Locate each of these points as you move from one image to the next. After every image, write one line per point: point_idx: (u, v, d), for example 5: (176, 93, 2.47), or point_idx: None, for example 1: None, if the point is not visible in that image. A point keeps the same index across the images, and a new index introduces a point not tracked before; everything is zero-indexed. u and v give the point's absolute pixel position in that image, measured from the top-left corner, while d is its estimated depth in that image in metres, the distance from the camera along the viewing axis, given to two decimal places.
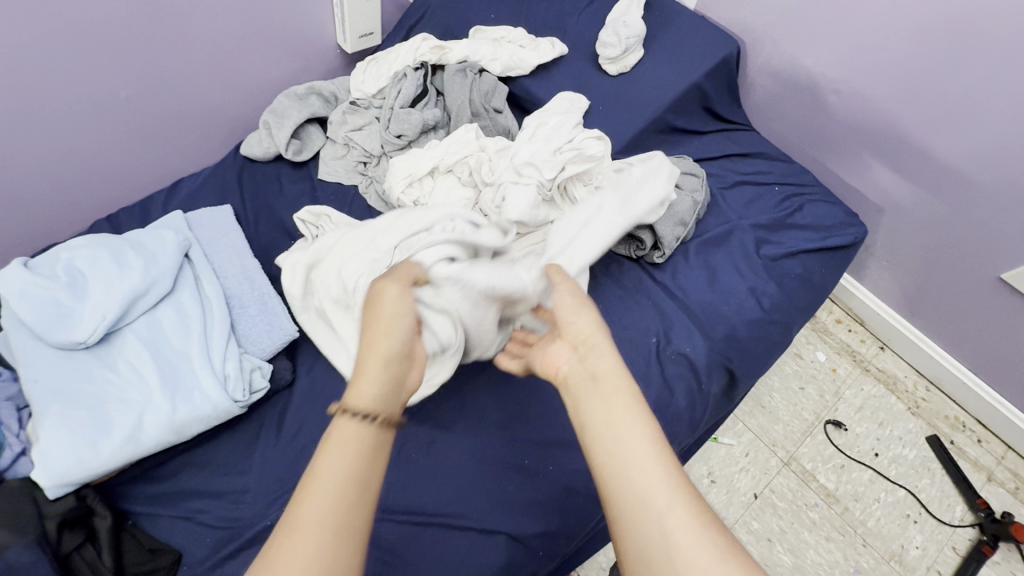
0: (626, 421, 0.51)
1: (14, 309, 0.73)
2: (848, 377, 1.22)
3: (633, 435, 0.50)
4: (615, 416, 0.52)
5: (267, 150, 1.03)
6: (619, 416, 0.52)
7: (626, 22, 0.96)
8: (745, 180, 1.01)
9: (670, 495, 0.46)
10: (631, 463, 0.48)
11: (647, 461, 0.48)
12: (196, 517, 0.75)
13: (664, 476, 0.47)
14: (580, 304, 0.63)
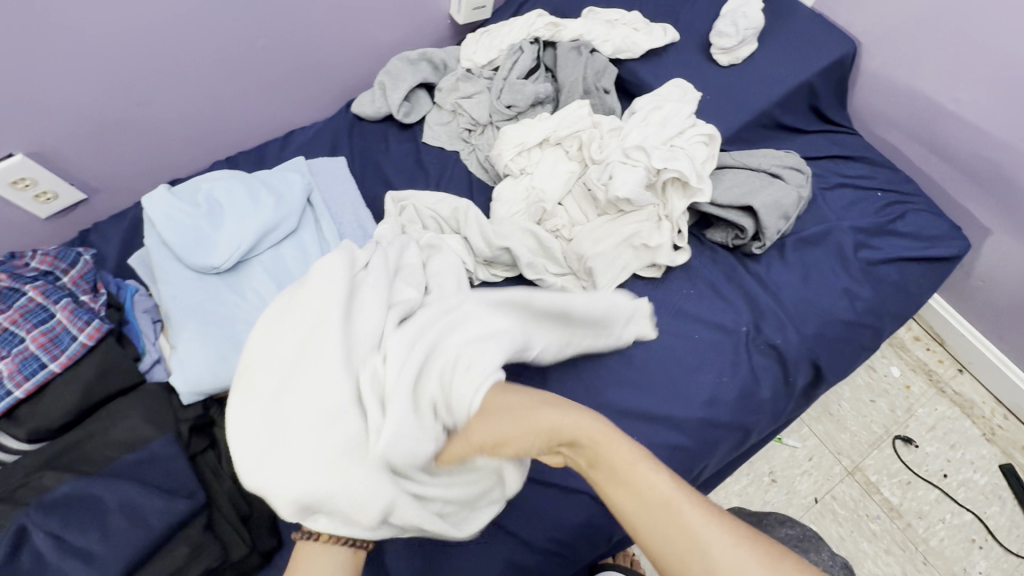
0: (637, 491, 0.44)
1: (159, 232, 0.80)
2: (921, 395, 1.20)
3: (651, 503, 0.43)
4: (638, 492, 0.43)
5: (378, 110, 1.07)
6: (627, 488, 0.44)
7: (746, 13, 0.97)
8: (847, 182, 1.00)
9: (737, 557, 0.39)
10: (677, 539, 0.41)
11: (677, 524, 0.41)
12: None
13: (717, 539, 0.40)
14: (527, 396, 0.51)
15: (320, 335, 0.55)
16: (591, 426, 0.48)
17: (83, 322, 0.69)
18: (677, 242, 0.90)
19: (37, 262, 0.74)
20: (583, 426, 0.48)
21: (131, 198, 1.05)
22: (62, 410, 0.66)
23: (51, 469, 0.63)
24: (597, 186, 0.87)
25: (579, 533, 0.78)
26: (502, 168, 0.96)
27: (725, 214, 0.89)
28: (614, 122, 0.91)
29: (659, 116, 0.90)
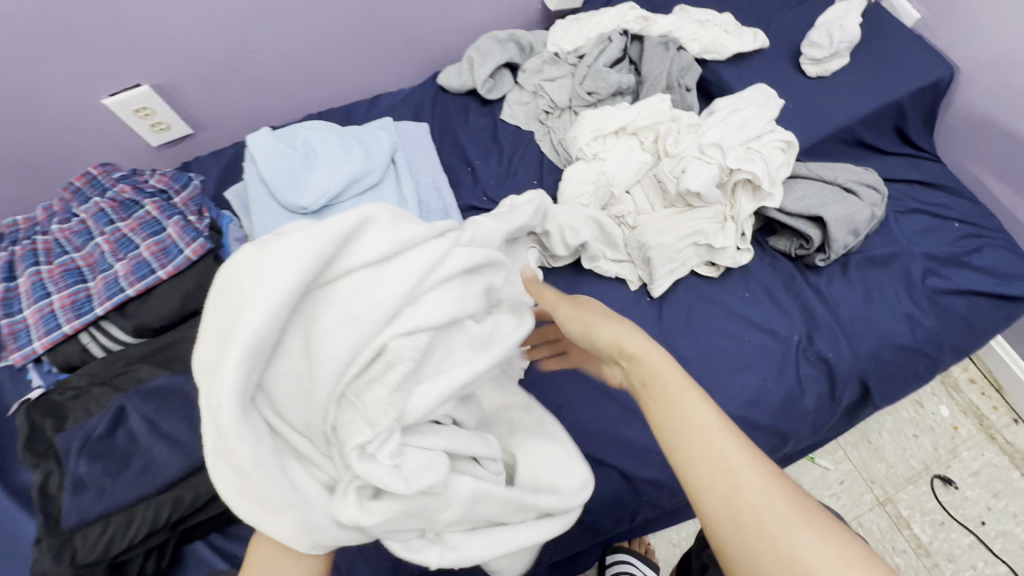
0: (686, 418, 0.50)
1: (259, 170, 0.88)
2: (968, 439, 1.16)
3: (700, 431, 0.49)
4: (684, 409, 0.50)
5: (462, 84, 1.12)
6: (679, 415, 0.50)
7: (842, 25, 0.96)
8: (924, 208, 0.98)
9: (756, 478, 0.46)
10: (711, 448, 0.48)
11: (719, 455, 0.47)
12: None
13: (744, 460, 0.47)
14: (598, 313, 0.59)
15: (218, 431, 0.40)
16: (652, 357, 0.54)
17: (189, 239, 0.77)
18: (740, 244, 0.92)
19: (155, 180, 0.82)
20: (642, 353, 0.55)
21: (229, 140, 1.14)
22: (163, 312, 0.74)
23: (146, 363, 0.72)
24: (668, 179, 0.90)
25: (605, 506, 0.81)
26: (575, 151, 0.98)
27: (794, 222, 0.89)
28: (693, 118, 0.93)
29: (741, 117, 0.91)
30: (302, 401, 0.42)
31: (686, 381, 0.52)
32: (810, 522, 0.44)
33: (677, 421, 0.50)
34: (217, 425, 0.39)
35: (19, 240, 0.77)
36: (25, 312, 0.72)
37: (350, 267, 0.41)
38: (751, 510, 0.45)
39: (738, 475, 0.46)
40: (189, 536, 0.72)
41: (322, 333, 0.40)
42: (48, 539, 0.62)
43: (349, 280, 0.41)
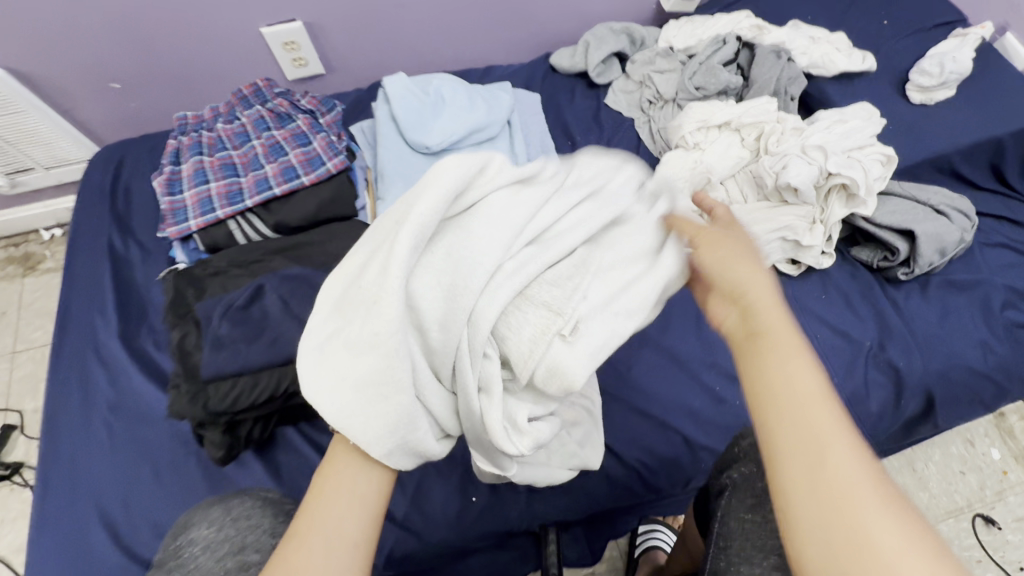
0: (792, 377, 0.41)
1: (392, 108, 0.96)
2: (1017, 484, 1.16)
3: (801, 395, 0.40)
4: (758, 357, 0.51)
5: (574, 65, 1.19)
6: (785, 371, 0.41)
7: (955, 57, 1.00)
8: (1011, 244, 1.00)
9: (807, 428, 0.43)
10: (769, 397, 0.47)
11: (818, 425, 0.39)
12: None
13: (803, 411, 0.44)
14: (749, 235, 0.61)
15: (370, 317, 0.44)
16: (771, 314, 0.45)
17: (333, 154, 0.86)
18: (825, 247, 0.96)
19: (306, 102, 0.92)
20: (757, 289, 0.46)
21: (352, 86, 1.24)
22: (301, 213, 0.83)
23: (280, 256, 0.80)
24: (766, 173, 0.94)
25: (663, 465, 0.85)
26: (678, 138, 1.05)
27: (883, 233, 0.93)
28: (798, 122, 0.98)
29: (845, 127, 0.95)
30: (446, 306, 0.45)
31: (800, 345, 0.43)
32: (889, 506, 0.36)
33: (777, 369, 0.42)
34: (375, 299, 0.44)
35: (188, 132, 0.90)
36: (186, 194, 0.83)
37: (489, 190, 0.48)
38: (833, 487, 0.37)
39: (835, 455, 0.38)
40: (291, 415, 0.80)
41: (473, 239, 0.45)
42: (186, 385, 0.71)
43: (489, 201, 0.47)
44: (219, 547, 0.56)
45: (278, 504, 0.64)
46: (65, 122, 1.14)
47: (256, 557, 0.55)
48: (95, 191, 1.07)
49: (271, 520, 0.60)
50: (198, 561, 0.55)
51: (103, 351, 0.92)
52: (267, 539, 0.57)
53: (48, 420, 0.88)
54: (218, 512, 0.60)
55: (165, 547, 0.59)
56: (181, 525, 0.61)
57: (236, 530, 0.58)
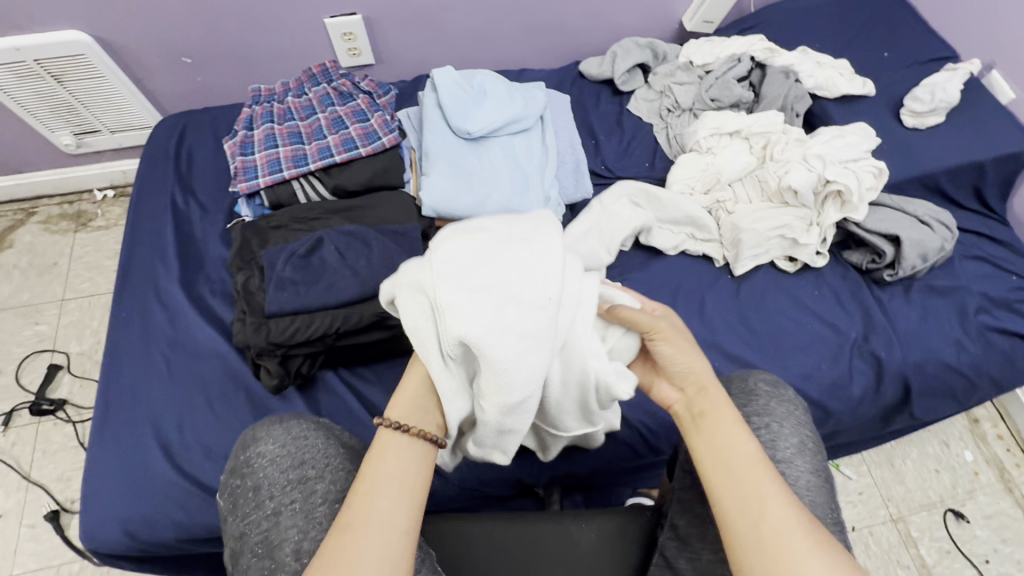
0: (733, 444, 0.57)
1: (439, 96, 1.07)
2: (986, 485, 1.25)
3: (740, 460, 0.56)
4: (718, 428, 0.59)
5: (601, 73, 1.30)
6: (725, 445, 0.57)
7: (945, 87, 1.12)
8: (988, 258, 1.10)
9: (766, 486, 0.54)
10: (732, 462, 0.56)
11: (754, 480, 0.54)
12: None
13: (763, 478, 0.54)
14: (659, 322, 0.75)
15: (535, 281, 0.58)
16: (714, 397, 0.62)
17: (388, 131, 0.97)
18: (820, 248, 1.06)
19: (366, 84, 1.05)
20: (685, 364, 0.65)
21: (397, 78, 1.36)
22: (356, 180, 0.94)
23: (336, 216, 0.91)
24: (771, 177, 1.06)
25: (663, 430, 0.94)
26: (692, 142, 1.16)
27: (872, 237, 1.04)
28: (802, 134, 1.09)
29: (844, 141, 1.06)
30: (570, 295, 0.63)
31: (732, 415, 0.60)
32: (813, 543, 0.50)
33: (719, 439, 0.58)
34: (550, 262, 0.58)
35: (261, 103, 1.04)
36: (257, 155, 0.94)
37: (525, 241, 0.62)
38: (771, 540, 0.51)
39: (766, 499, 0.53)
40: (336, 358, 0.89)
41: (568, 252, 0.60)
42: (251, 317, 0.82)
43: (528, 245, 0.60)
44: (282, 463, 0.58)
45: (331, 428, 0.65)
46: (136, 90, 1.26)
47: (314, 473, 0.57)
48: (161, 154, 1.18)
49: (325, 440, 0.62)
50: (266, 472, 0.57)
51: (163, 295, 1.01)
52: (323, 458, 0.59)
53: (113, 352, 0.97)
54: (280, 429, 0.61)
55: (234, 456, 0.61)
56: (248, 436, 0.62)
57: (297, 447, 0.59)
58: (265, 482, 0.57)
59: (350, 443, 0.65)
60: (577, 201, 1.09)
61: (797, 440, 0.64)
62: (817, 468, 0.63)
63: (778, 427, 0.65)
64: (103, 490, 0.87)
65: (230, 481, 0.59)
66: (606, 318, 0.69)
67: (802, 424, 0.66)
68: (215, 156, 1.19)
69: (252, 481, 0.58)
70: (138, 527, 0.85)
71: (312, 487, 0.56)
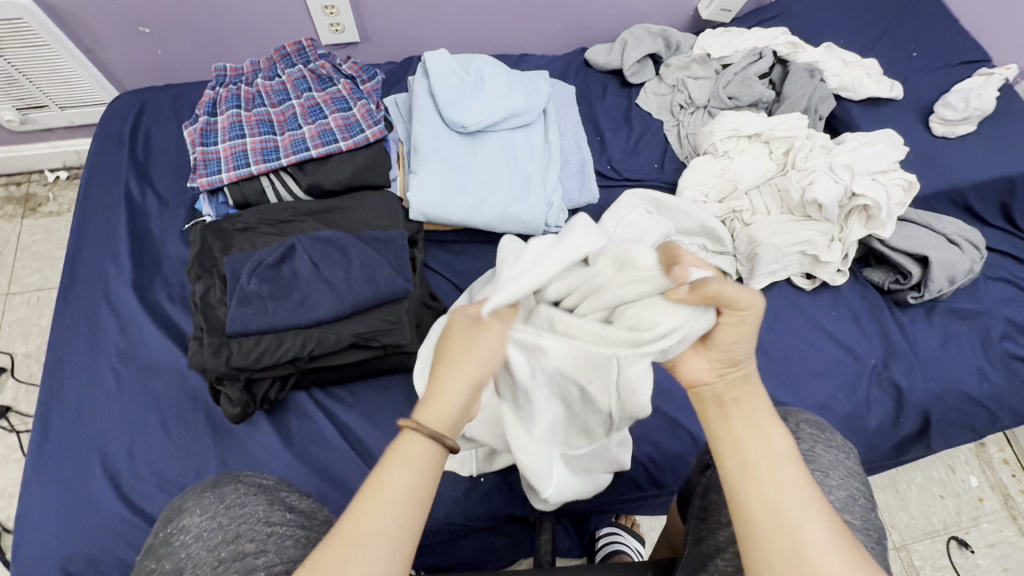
0: (767, 441, 0.51)
1: (431, 84, 0.95)
2: (991, 512, 1.20)
3: (771, 458, 0.50)
4: (750, 422, 0.53)
5: (610, 62, 1.19)
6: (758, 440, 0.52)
7: (981, 94, 1.03)
8: (1017, 280, 1.02)
9: (804, 505, 0.47)
10: (766, 462, 0.50)
11: (788, 481, 0.49)
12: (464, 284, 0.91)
13: (797, 484, 0.49)
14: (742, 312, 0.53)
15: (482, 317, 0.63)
16: (740, 385, 0.55)
17: (372, 122, 0.85)
18: (841, 265, 0.98)
19: (347, 67, 0.93)
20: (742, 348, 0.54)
21: (384, 59, 1.24)
22: (336, 178, 0.83)
23: (311, 220, 0.80)
24: (793, 187, 0.96)
25: (669, 462, 0.86)
26: (707, 144, 1.06)
27: (897, 256, 0.96)
28: (827, 141, 1.00)
29: (872, 149, 0.97)
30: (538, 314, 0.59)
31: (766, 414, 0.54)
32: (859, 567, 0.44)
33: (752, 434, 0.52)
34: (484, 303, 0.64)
35: (226, 85, 0.92)
36: (220, 146, 0.83)
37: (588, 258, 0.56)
38: (805, 556, 0.45)
39: (800, 503, 0.47)
40: (309, 380, 0.79)
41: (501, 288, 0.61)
42: (209, 337, 0.71)
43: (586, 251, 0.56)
44: (212, 537, 0.51)
45: (276, 489, 0.58)
46: (86, 61, 1.11)
47: (252, 548, 0.50)
48: (114, 136, 1.04)
49: (267, 507, 0.55)
50: (190, 551, 0.51)
51: (113, 299, 0.90)
52: (263, 528, 0.52)
53: (52, 363, 0.85)
54: (212, 496, 0.54)
55: (157, 530, 0.54)
56: (174, 507, 0.55)
57: (230, 519, 0.52)
58: (190, 563, 0.50)
59: (299, 505, 0.58)
60: (582, 205, 0.99)
61: (845, 493, 0.57)
62: (867, 526, 0.55)
63: (824, 476, 0.57)
64: (38, 526, 0.75)
65: (145, 563, 0.52)
66: (686, 302, 0.52)
67: (851, 476, 0.59)
68: (177, 140, 1.06)
69: (172, 563, 0.50)
70: (80, 569, 0.73)
71: (250, 563, 0.49)
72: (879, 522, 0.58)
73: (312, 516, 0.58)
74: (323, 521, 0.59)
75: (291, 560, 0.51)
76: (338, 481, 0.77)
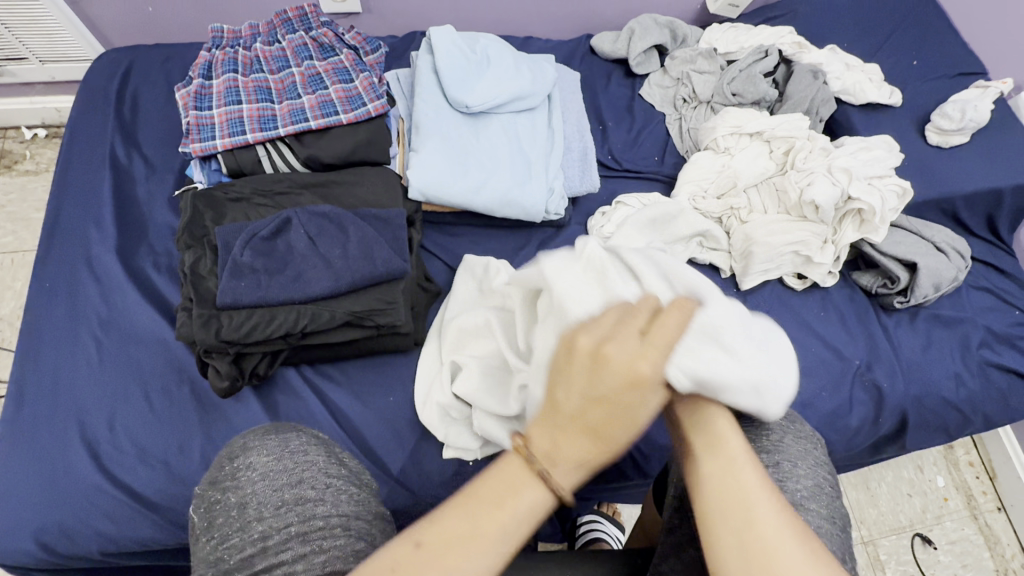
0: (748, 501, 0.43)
1: (435, 60, 0.93)
2: (954, 511, 1.25)
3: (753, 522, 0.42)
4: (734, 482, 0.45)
5: (615, 50, 1.18)
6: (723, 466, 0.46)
7: (976, 106, 1.05)
8: (998, 289, 1.05)
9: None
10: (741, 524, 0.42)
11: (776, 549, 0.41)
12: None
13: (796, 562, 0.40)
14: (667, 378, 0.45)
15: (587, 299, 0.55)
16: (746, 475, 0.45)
17: (374, 96, 0.83)
18: (832, 267, 1.00)
19: (351, 37, 0.91)
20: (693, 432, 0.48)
21: (386, 33, 1.21)
22: (335, 151, 0.81)
23: (308, 194, 0.79)
24: (791, 188, 0.97)
25: (656, 452, 0.87)
26: (709, 140, 1.06)
27: (886, 261, 0.98)
28: (827, 143, 1.01)
29: (869, 154, 0.99)
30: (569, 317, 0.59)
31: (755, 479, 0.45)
32: None
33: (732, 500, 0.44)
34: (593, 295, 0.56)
35: (222, 48, 0.88)
36: (215, 111, 0.80)
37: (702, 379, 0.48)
38: None
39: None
40: (300, 357, 0.78)
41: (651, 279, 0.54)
42: (199, 309, 0.69)
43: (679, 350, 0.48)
44: (273, 475, 0.51)
45: (332, 445, 0.58)
46: (70, 12, 1.06)
47: (312, 495, 0.50)
48: (99, 94, 1.00)
49: (327, 459, 0.55)
50: (255, 487, 0.50)
51: (95, 265, 0.86)
52: (323, 477, 0.52)
53: (29, 328, 0.82)
54: (275, 441, 0.55)
55: (218, 467, 0.54)
56: (235, 447, 0.55)
57: (294, 464, 0.52)
58: (254, 499, 0.50)
59: (352, 463, 0.58)
60: (582, 193, 0.99)
61: (811, 482, 0.58)
62: (832, 514, 0.57)
63: (792, 466, 0.58)
64: (10, 496, 0.73)
65: (210, 494, 0.52)
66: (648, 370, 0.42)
67: (819, 465, 0.60)
68: (166, 103, 1.01)
69: (237, 497, 0.50)
70: (56, 540, 0.72)
71: (313, 510, 0.49)
72: (841, 509, 0.59)
73: (364, 477, 0.57)
74: (371, 484, 0.57)
75: (346, 514, 0.50)
76: None
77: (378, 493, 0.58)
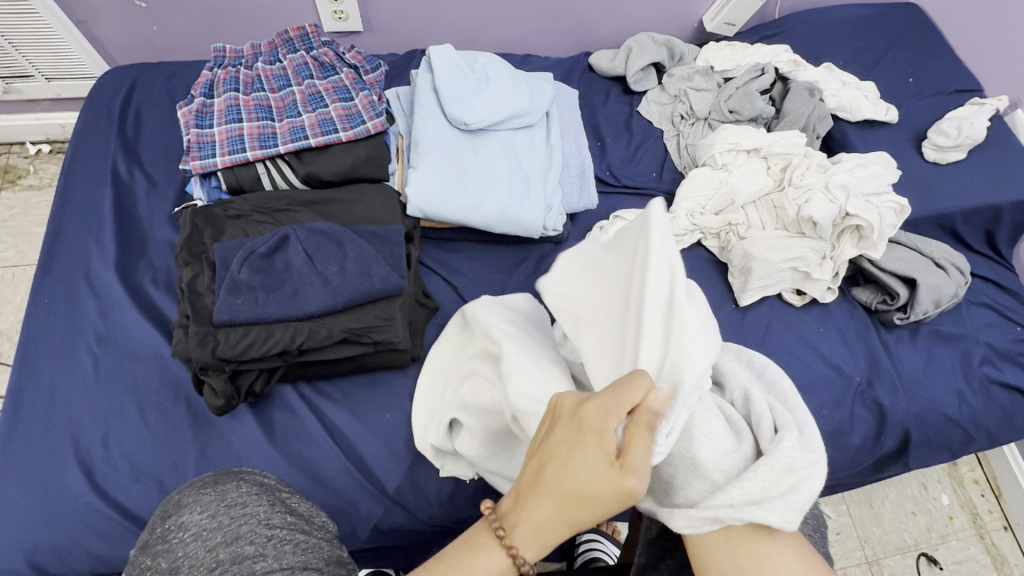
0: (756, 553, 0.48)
1: (435, 78, 0.94)
2: (959, 530, 1.23)
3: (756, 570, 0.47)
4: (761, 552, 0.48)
5: (614, 68, 1.19)
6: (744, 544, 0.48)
7: (972, 122, 1.06)
8: (999, 305, 1.04)
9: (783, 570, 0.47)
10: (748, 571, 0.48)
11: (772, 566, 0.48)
12: (459, 282, 0.91)
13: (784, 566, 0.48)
14: (579, 428, 0.48)
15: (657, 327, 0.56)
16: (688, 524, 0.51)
17: (374, 114, 0.84)
18: (831, 283, 1.00)
19: (351, 57, 0.92)
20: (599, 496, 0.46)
21: (387, 51, 1.22)
22: (333, 168, 0.82)
23: (307, 211, 0.79)
24: (789, 204, 0.98)
25: None
26: (706, 156, 1.07)
27: (885, 278, 0.98)
28: (824, 161, 1.02)
29: (866, 171, 0.99)
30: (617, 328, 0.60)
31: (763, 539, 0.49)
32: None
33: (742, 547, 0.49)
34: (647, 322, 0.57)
35: (224, 67, 0.90)
36: (216, 129, 0.81)
37: (724, 485, 0.52)
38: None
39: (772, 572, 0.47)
40: (297, 374, 0.77)
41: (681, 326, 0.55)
42: (195, 325, 0.69)
43: (701, 433, 0.55)
44: (210, 533, 0.51)
45: (277, 491, 0.58)
46: (77, 32, 1.08)
47: (251, 551, 0.49)
48: (102, 111, 1.01)
49: (269, 509, 0.54)
50: (188, 549, 0.51)
51: (94, 280, 0.87)
52: (264, 530, 0.52)
53: (27, 343, 0.82)
54: (213, 493, 0.55)
55: (152, 528, 0.54)
56: (173, 502, 0.55)
57: (230, 519, 0.52)
58: (186, 562, 0.50)
59: (301, 508, 0.58)
60: (580, 210, 0.99)
61: None
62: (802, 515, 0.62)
63: None
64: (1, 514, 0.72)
65: (140, 559, 0.51)
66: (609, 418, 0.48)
67: None
68: (168, 119, 1.02)
69: (169, 561, 0.50)
70: (47, 558, 0.72)
71: (249, 568, 0.48)
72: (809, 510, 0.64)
73: (313, 520, 0.57)
74: (323, 527, 0.57)
75: (290, 565, 0.49)
76: (323, 478, 0.76)
77: (331, 536, 0.57)
